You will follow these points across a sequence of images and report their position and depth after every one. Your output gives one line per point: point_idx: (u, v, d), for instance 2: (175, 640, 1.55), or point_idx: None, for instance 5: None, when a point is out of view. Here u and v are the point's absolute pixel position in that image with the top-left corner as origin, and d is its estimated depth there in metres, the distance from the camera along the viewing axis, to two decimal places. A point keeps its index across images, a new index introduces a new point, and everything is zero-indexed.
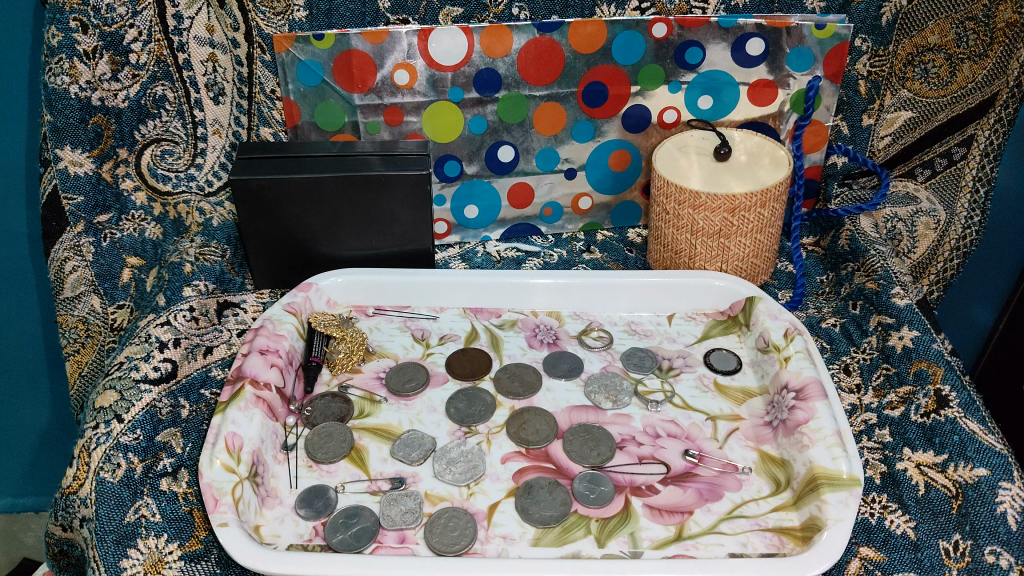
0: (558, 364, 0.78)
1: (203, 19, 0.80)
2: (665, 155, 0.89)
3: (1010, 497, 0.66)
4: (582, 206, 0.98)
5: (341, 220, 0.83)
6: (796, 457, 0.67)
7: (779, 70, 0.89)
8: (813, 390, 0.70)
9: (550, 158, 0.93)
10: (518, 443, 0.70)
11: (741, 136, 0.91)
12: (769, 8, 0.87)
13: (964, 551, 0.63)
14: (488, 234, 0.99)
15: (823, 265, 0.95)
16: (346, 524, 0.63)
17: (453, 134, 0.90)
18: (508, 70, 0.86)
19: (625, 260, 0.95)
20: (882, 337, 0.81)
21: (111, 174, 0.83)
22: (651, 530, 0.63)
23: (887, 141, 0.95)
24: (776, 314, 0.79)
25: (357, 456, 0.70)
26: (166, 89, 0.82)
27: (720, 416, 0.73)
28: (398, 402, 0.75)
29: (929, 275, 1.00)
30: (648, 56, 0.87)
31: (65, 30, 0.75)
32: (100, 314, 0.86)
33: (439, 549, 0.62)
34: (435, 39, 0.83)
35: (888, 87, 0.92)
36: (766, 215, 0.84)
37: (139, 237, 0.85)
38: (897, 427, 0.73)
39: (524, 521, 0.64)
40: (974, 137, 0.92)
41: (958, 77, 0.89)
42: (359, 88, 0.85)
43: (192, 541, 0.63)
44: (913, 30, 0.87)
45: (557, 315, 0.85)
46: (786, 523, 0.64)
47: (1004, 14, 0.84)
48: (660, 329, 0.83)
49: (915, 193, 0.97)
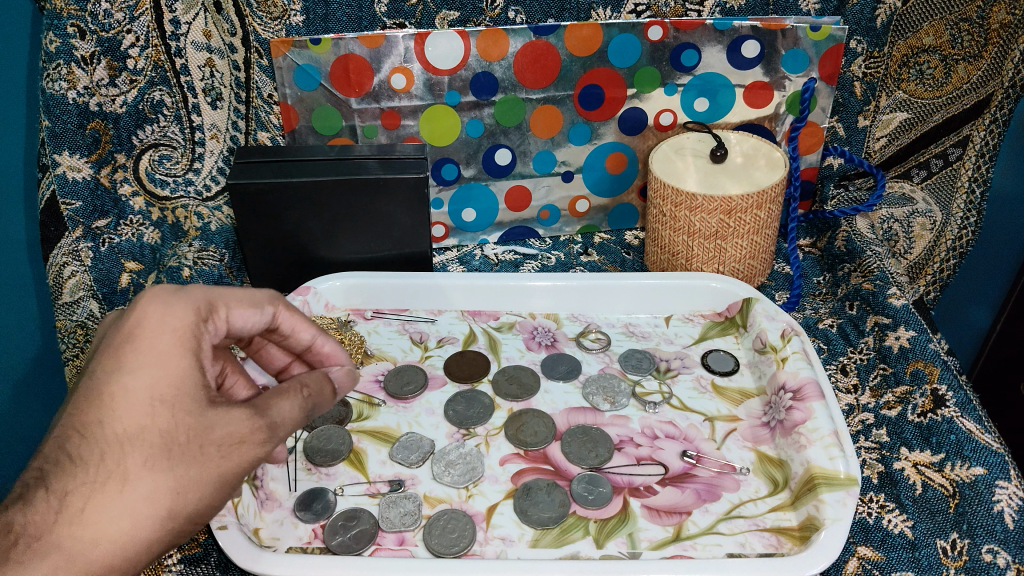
0: (556, 366, 0.79)
1: (200, 24, 0.80)
2: (662, 156, 0.90)
3: (1007, 495, 0.65)
4: (580, 208, 0.99)
5: (340, 223, 0.84)
6: (795, 457, 0.67)
7: (774, 72, 0.90)
8: (810, 390, 0.70)
9: (547, 161, 0.94)
10: (517, 444, 0.71)
11: (737, 138, 0.91)
12: (765, 10, 0.87)
13: (962, 550, 0.63)
14: (486, 237, 1.00)
15: (820, 266, 0.95)
16: (346, 527, 0.64)
17: (449, 138, 0.90)
18: (505, 74, 0.86)
19: (622, 262, 0.96)
20: (879, 337, 0.81)
21: (110, 179, 0.82)
22: (650, 530, 0.64)
23: (883, 142, 0.96)
24: (773, 315, 0.80)
25: (357, 459, 0.70)
26: (164, 94, 0.82)
27: (717, 416, 0.74)
28: (396, 404, 0.75)
29: (926, 276, 1.01)
30: (643, 59, 0.87)
31: (62, 36, 0.75)
32: (100, 320, 0.81)
33: (438, 550, 0.61)
34: (432, 43, 0.83)
35: (883, 89, 0.92)
36: (762, 216, 0.84)
37: (137, 242, 0.83)
38: (894, 426, 0.74)
39: (522, 522, 0.64)
40: (969, 137, 0.93)
41: (953, 78, 0.89)
42: (356, 91, 0.86)
43: (192, 544, 0.64)
44: (907, 32, 0.87)
45: (555, 318, 0.85)
46: (784, 522, 0.64)
47: (999, 15, 0.84)
48: (658, 331, 0.84)
49: (911, 194, 0.98)
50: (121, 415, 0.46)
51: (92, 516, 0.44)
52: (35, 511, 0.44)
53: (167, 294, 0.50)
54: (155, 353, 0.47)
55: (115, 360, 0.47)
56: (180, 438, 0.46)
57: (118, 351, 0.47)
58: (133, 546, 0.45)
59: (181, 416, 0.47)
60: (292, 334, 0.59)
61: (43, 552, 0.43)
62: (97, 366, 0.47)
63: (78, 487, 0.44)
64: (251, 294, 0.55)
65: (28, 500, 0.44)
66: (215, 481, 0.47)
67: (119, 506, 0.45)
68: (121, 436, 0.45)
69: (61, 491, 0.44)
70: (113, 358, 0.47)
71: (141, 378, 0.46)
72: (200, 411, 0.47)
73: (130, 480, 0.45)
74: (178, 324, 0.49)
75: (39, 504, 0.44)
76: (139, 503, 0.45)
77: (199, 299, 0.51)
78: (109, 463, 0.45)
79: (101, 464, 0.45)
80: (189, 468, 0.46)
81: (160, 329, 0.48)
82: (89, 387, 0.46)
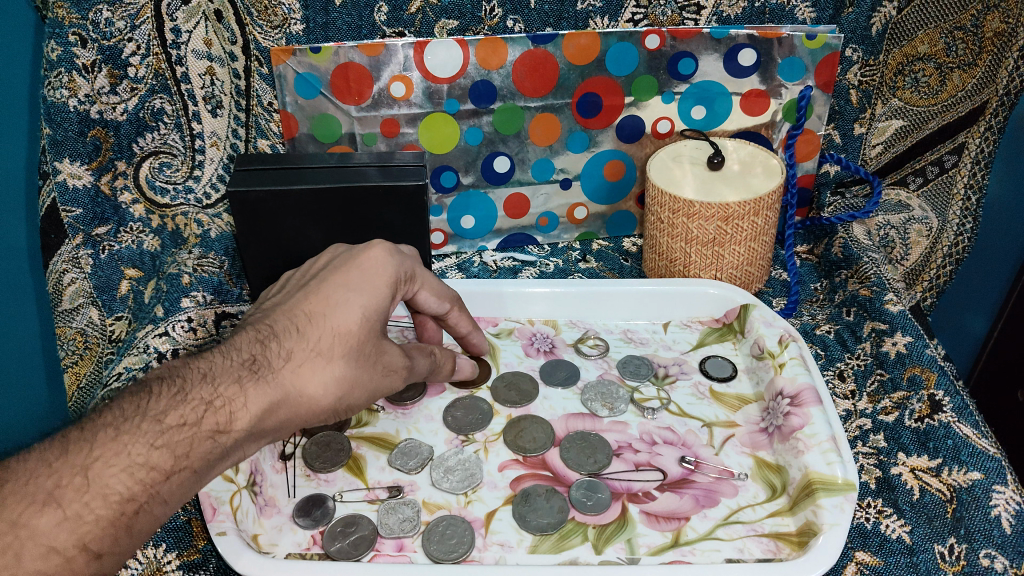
0: (554, 372, 0.79)
1: (200, 33, 0.80)
2: (659, 164, 0.90)
3: (1003, 500, 0.65)
4: (578, 215, 1.00)
5: (340, 231, 0.82)
6: (792, 463, 0.67)
7: (771, 81, 0.90)
8: (807, 396, 0.71)
9: (545, 168, 0.95)
10: (515, 450, 0.71)
11: (734, 146, 0.91)
12: (761, 19, 0.88)
13: (959, 555, 0.64)
14: (484, 244, 1.00)
15: (817, 273, 0.96)
16: (344, 533, 0.64)
17: (449, 145, 0.91)
18: (504, 82, 0.87)
19: (620, 268, 0.98)
20: (875, 343, 0.82)
21: (110, 186, 0.83)
22: (648, 536, 0.64)
23: (879, 149, 0.96)
24: (770, 321, 0.80)
25: (355, 465, 0.70)
26: (164, 101, 0.82)
27: (715, 423, 0.74)
28: (394, 411, 0.75)
29: (922, 282, 1.02)
30: (641, 68, 0.88)
31: (64, 45, 0.75)
32: (98, 327, 0.84)
33: (436, 556, 0.62)
34: (431, 51, 0.84)
35: (879, 97, 0.93)
36: (759, 222, 0.84)
37: (137, 250, 0.84)
38: (891, 431, 0.74)
39: (521, 528, 0.64)
40: (965, 144, 0.93)
41: (948, 86, 0.90)
42: (355, 99, 0.86)
43: (191, 550, 0.64)
44: (903, 41, 0.88)
45: (554, 324, 0.85)
46: (782, 528, 0.64)
47: (992, 24, 0.85)
48: (657, 337, 0.84)
49: (907, 201, 0.99)
50: (336, 314, 0.58)
51: (305, 373, 0.56)
52: (269, 354, 0.56)
53: (391, 249, 0.64)
54: (370, 284, 0.61)
55: (345, 277, 0.60)
56: (367, 350, 0.59)
57: (347, 271, 0.61)
58: (312, 409, 0.57)
59: (372, 336, 0.60)
60: (455, 325, 0.75)
61: (270, 385, 0.55)
62: (328, 276, 0.61)
63: (299, 350, 0.57)
64: (441, 289, 0.71)
65: (264, 345, 0.57)
66: (368, 394, 0.61)
67: (321, 374, 0.57)
68: (335, 329, 0.58)
69: (288, 347, 0.57)
70: (343, 275, 0.60)
71: (359, 296, 0.59)
72: (382, 340, 0.61)
73: (331, 361, 0.57)
74: (391, 271, 0.63)
75: (272, 350, 0.57)
76: (331, 379, 0.57)
77: (407, 262, 0.66)
78: (322, 344, 0.57)
79: (317, 343, 0.57)
80: (364, 374, 0.60)
81: (381, 271, 0.62)
82: (320, 288, 0.60)
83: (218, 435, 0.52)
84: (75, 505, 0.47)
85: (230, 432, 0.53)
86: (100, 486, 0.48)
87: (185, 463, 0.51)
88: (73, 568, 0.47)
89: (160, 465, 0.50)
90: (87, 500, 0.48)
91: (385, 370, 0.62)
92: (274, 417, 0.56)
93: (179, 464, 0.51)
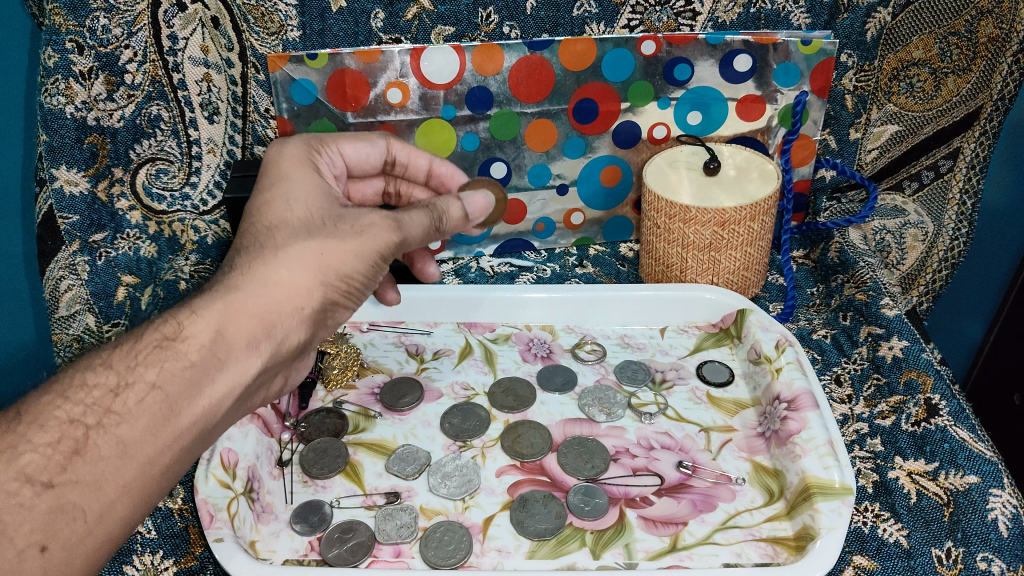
0: (552, 377, 0.79)
1: (197, 39, 0.80)
2: (655, 170, 0.90)
3: (1000, 503, 0.66)
4: (574, 221, 1.00)
5: None
6: (790, 467, 0.67)
7: (767, 86, 0.90)
8: (805, 400, 0.71)
9: (542, 175, 0.95)
10: (513, 456, 0.71)
11: (731, 151, 0.92)
12: (756, 25, 0.88)
13: (956, 559, 0.64)
14: (482, 250, 1.01)
15: (814, 277, 0.96)
16: (341, 539, 0.64)
17: (447, 151, 0.91)
18: (500, 88, 0.87)
19: (617, 274, 0.98)
20: (872, 348, 0.82)
21: (106, 192, 0.82)
22: (646, 541, 0.64)
23: (875, 154, 0.97)
24: (767, 325, 0.80)
25: (352, 471, 0.70)
26: (161, 108, 0.82)
27: (713, 427, 0.74)
28: (392, 417, 0.76)
29: (918, 286, 1.02)
30: (637, 74, 0.88)
31: (61, 51, 0.75)
32: (95, 333, 0.85)
33: (433, 562, 0.61)
34: (427, 57, 0.84)
35: (874, 102, 0.93)
36: (755, 228, 0.85)
37: (134, 256, 0.85)
38: (887, 436, 0.74)
39: (519, 534, 0.64)
40: (960, 148, 0.94)
41: (943, 91, 0.90)
42: (353, 105, 0.86)
43: (187, 557, 0.64)
44: (898, 45, 0.89)
45: (551, 329, 0.86)
46: (781, 532, 0.64)
47: (986, 29, 0.85)
48: (654, 342, 0.84)
49: (903, 206, 0.99)
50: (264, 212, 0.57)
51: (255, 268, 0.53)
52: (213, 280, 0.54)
53: (284, 142, 0.66)
54: (280, 174, 0.61)
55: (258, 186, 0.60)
56: (318, 222, 0.57)
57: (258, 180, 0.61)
58: (296, 303, 0.53)
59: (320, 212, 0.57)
60: (409, 162, 0.74)
61: (219, 291, 0.52)
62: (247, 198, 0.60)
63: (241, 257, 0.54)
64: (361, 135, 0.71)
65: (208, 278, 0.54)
66: None
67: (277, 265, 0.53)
68: (271, 222, 0.56)
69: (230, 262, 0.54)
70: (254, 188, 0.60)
71: (274, 189, 0.59)
72: (335, 210, 0.58)
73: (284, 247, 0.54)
74: (293, 153, 0.63)
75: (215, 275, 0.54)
76: (294, 258, 0.53)
77: (307, 140, 0.66)
78: (268, 238, 0.54)
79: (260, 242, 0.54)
80: (330, 239, 0.55)
81: (282, 164, 0.62)
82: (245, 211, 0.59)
83: (170, 343, 0.49)
84: (11, 437, 0.44)
85: (184, 339, 0.49)
86: (41, 418, 0.45)
87: (134, 377, 0.47)
88: (20, 502, 0.42)
89: (103, 384, 0.47)
90: (24, 433, 0.44)
91: (357, 227, 0.57)
92: (250, 307, 0.51)
93: (126, 379, 0.47)
